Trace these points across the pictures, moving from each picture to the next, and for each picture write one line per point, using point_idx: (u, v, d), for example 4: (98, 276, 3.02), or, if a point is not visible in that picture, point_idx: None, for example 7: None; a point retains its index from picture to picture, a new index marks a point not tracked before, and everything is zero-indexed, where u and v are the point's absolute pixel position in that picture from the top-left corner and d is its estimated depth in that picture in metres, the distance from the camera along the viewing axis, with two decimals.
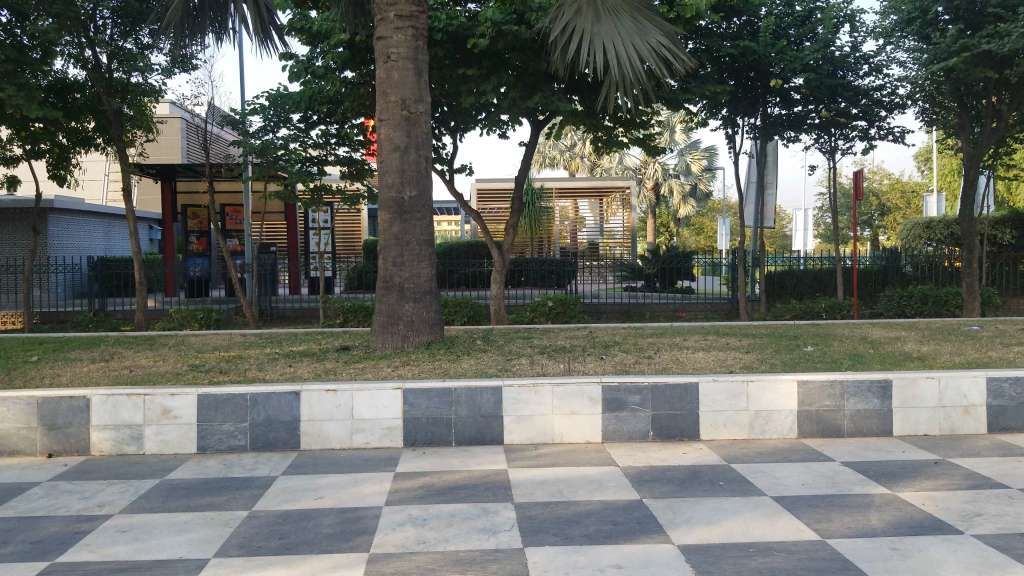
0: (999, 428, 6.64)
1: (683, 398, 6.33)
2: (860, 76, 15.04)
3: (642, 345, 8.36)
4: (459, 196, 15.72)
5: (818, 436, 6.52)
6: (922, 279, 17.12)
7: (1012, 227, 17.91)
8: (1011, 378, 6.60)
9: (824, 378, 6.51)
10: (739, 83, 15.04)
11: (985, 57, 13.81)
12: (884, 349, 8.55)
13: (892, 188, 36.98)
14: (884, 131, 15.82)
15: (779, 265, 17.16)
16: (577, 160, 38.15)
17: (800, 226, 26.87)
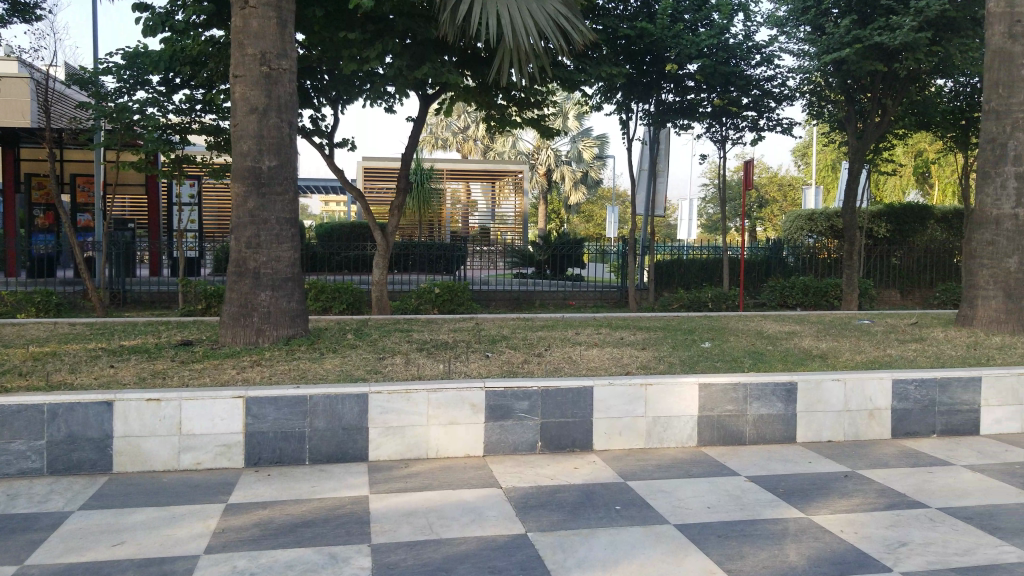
0: (904, 433, 6.24)
1: (576, 404, 5.60)
2: (753, 66, 14.74)
3: (531, 340, 7.58)
4: (340, 173, 14.60)
5: (719, 445, 5.92)
6: (802, 271, 17.21)
7: (886, 221, 18.25)
8: (916, 379, 6.21)
9: (727, 380, 5.92)
10: (634, 68, 14.49)
11: (876, 50, 13.70)
12: (782, 346, 8.08)
13: (771, 181, 37.88)
14: (773, 123, 15.69)
15: (666, 254, 16.87)
16: (469, 143, 37.12)
17: (686, 216, 27.00)
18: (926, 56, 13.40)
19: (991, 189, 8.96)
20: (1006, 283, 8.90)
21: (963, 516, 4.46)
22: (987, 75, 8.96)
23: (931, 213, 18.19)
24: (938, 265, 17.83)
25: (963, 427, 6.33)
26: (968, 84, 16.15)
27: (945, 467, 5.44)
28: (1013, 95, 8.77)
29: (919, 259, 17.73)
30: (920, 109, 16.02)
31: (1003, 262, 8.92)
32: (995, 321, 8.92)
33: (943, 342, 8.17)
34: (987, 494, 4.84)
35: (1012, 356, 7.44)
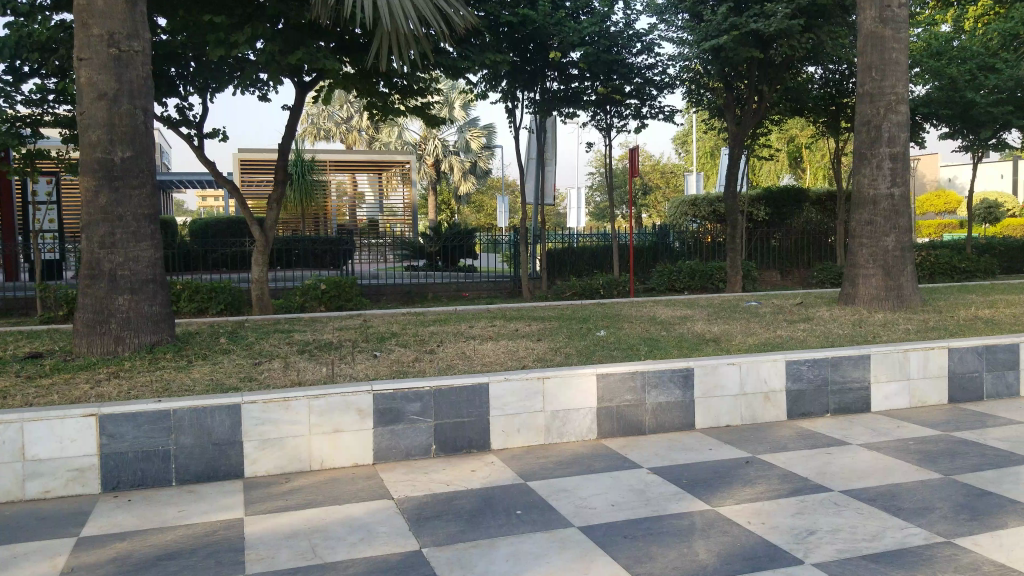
0: (799, 414, 6.25)
1: (470, 401, 5.29)
2: (634, 54, 14.76)
3: (422, 337, 7.20)
4: (211, 165, 13.72)
5: (618, 436, 5.73)
6: (688, 255, 17.49)
7: (765, 205, 18.66)
8: (809, 359, 6.22)
9: (624, 369, 5.73)
10: (517, 55, 14.24)
11: (752, 37, 13.91)
12: (676, 331, 7.99)
13: (654, 169, 38.69)
14: (655, 110, 15.79)
15: (557, 242, 16.74)
16: (354, 133, 36.09)
17: (575, 204, 27.16)
18: (799, 42, 13.75)
19: (868, 170, 9.19)
20: (884, 261, 9.17)
21: (865, 498, 4.43)
22: (860, 59, 9.19)
23: (806, 196, 18.84)
24: (814, 246, 18.53)
25: (855, 405, 6.40)
26: (838, 72, 16.74)
27: (841, 447, 5.44)
28: (885, 77, 9.01)
29: (796, 241, 18.36)
30: (794, 96, 16.50)
31: (880, 242, 9.19)
32: (875, 298, 9.17)
33: (830, 321, 8.30)
34: (884, 474, 4.85)
35: (895, 333, 7.60)
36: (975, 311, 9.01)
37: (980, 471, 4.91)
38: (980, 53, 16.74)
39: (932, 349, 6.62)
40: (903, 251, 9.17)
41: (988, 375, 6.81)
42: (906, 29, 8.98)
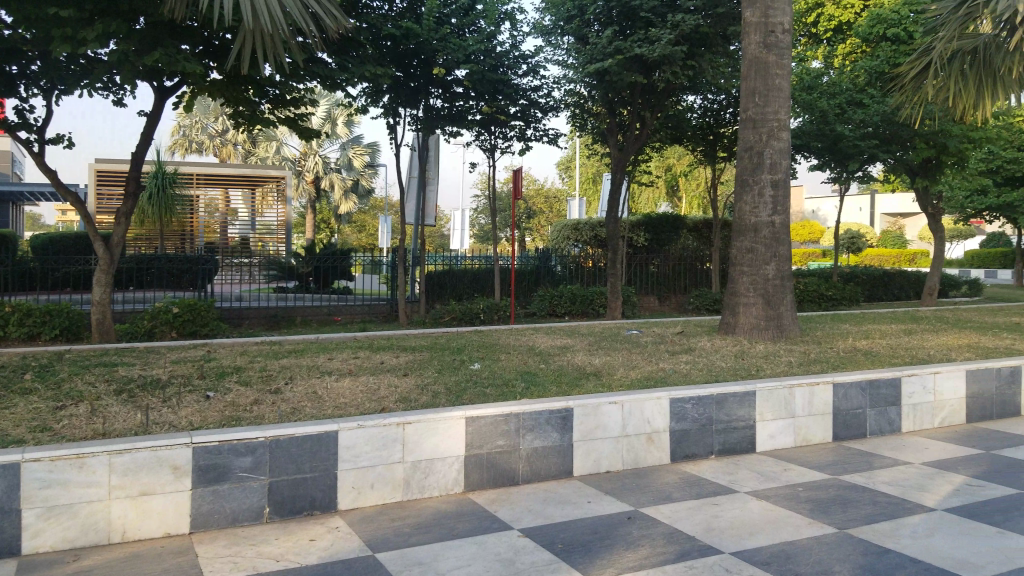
0: (682, 456, 5.75)
1: (315, 453, 4.52)
2: (519, 75, 14.34)
3: (270, 372, 6.31)
4: (52, 174, 12.29)
5: (487, 487, 5.04)
6: (569, 280, 17.18)
7: (644, 231, 18.50)
8: (693, 397, 5.76)
9: (496, 411, 5.06)
10: (399, 70, 13.39)
11: (636, 62, 13.68)
12: (556, 361, 7.30)
13: (537, 193, 38.54)
14: (540, 133, 15.42)
15: (437, 264, 15.99)
16: (228, 147, 34.11)
17: (458, 227, 26.56)
18: (681, 69, 13.65)
19: (750, 197, 8.97)
20: (765, 290, 8.94)
21: (759, 562, 3.94)
22: (742, 84, 9.00)
23: (682, 223, 18.85)
24: (690, 272, 18.58)
25: (740, 446, 5.98)
26: (716, 101, 16.86)
27: (729, 497, 4.97)
28: (767, 103, 8.86)
29: (674, 267, 18.39)
30: (674, 124, 16.53)
31: (761, 270, 8.97)
32: (756, 327, 8.95)
33: (712, 353, 7.80)
34: (777, 530, 4.39)
35: (778, 366, 7.23)
36: (852, 342, 8.91)
37: (875, 523, 4.53)
38: (848, 89, 17.25)
39: (817, 385, 6.31)
40: (783, 279, 8.97)
41: (871, 412, 6.58)
42: (788, 55, 8.90)
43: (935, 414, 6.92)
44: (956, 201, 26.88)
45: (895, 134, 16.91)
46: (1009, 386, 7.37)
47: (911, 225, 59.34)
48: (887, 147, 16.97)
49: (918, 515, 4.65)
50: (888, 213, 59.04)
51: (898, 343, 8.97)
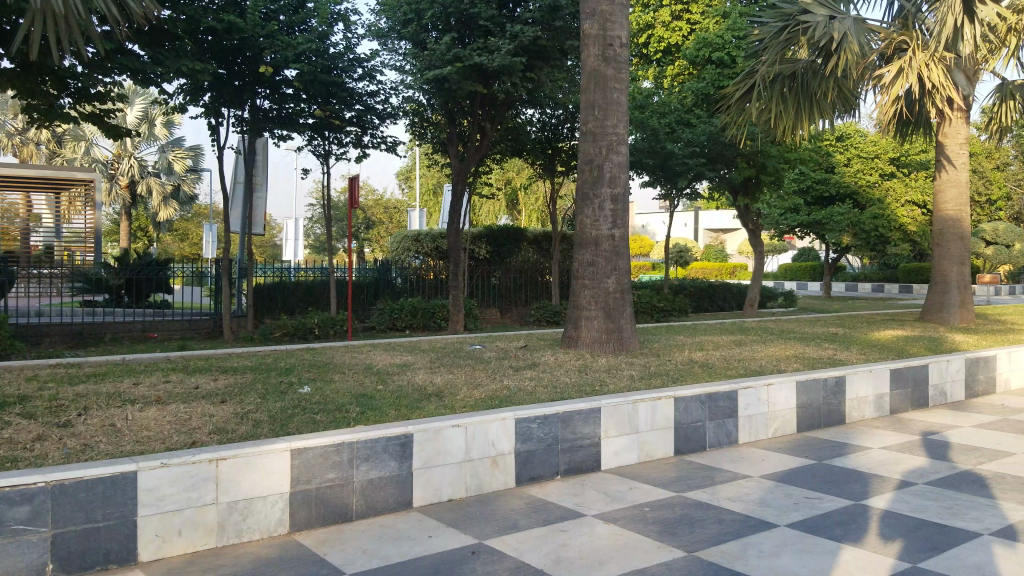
0: (528, 479, 5.41)
1: (109, 498, 3.86)
2: (354, 79, 13.78)
3: (59, 403, 5.44)
4: None
5: (316, 527, 4.53)
6: (409, 292, 16.70)
7: (486, 243, 18.55)
8: (540, 416, 5.44)
9: (326, 441, 4.56)
10: (222, 67, 12.47)
11: (474, 71, 13.48)
12: (394, 381, 6.82)
13: (376, 204, 37.68)
14: (377, 140, 14.91)
15: (268, 276, 15.03)
16: (31, 147, 30.93)
17: (291, 236, 25.37)
18: (520, 81, 13.62)
19: (591, 210, 8.91)
20: (606, 303, 8.90)
21: None
22: (582, 96, 8.96)
23: (523, 235, 18.91)
24: (530, 285, 18.54)
25: (586, 464, 5.71)
26: (554, 117, 16.86)
27: (578, 521, 4.72)
28: (606, 116, 8.87)
29: (515, 280, 18.37)
30: (512, 136, 16.48)
31: (602, 283, 8.92)
32: (597, 340, 8.89)
33: (556, 366, 7.53)
34: (627, 558, 4.16)
35: (622, 379, 7.07)
36: (688, 354, 9.03)
37: (723, 543, 4.41)
38: (678, 109, 17.93)
39: (660, 400, 6.20)
40: (622, 292, 8.97)
41: (709, 424, 6.58)
42: (626, 69, 8.95)
43: (768, 425, 7.05)
44: (773, 218, 28.69)
45: (720, 152, 17.59)
46: (833, 395, 7.66)
47: (731, 241, 63.28)
48: (713, 166, 17.65)
49: (763, 533, 4.59)
50: (710, 228, 62.62)
51: (730, 354, 9.18)
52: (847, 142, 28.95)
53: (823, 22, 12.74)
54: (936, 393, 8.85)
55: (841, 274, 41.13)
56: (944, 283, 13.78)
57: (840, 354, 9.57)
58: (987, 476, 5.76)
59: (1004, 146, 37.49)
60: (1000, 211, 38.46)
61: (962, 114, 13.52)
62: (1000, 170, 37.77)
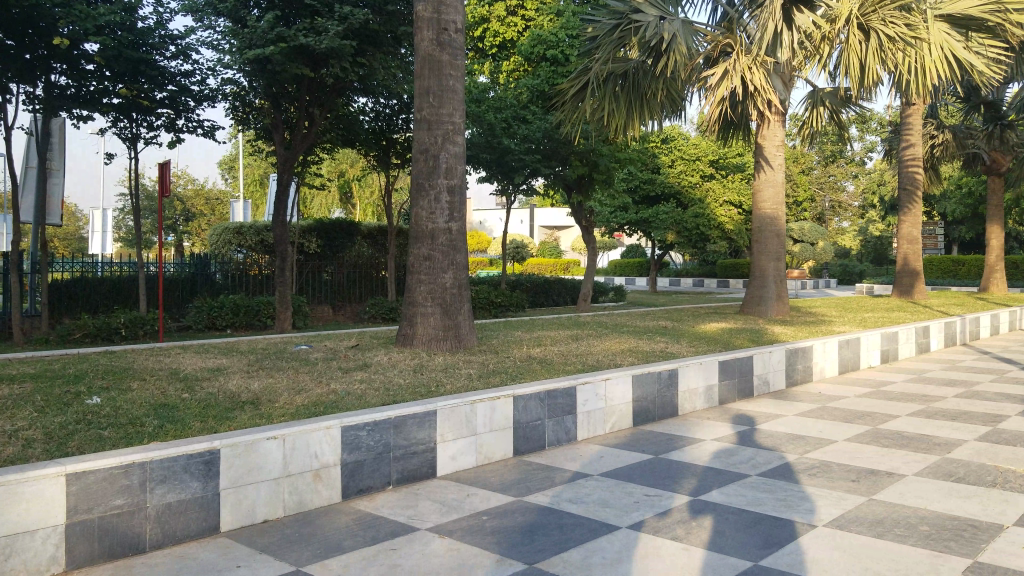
0: (355, 492, 4.92)
1: None
2: (166, 58, 12.61)
3: None
4: None
5: (99, 562, 3.86)
6: (231, 289, 15.64)
7: (316, 236, 17.63)
8: (368, 423, 4.97)
9: (113, 462, 3.91)
10: (8, 37, 10.97)
11: (300, 53, 12.75)
12: (204, 388, 6.10)
13: (197, 194, 35.29)
14: (193, 124, 13.77)
15: (67, 272, 13.63)
16: None
17: (99, 227, 23.16)
18: (350, 66, 13.06)
19: (425, 202, 8.50)
20: (443, 299, 8.51)
21: None
22: (417, 82, 8.54)
23: (357, 229, 18.21)
24: (365, 280, 17.96)
25: (419, 471, 5.26)
26: (388, 107, 16.26)
27: (410, 536, 4.29)
28: (441, 104, 8.50)
29: (349, 275, 17.66)
30: (344, 125, 15.81)
31: (438, 278, 8.52)
32: (434, 338, 8.49)
33: (388, 367, 7.05)
34: None
35: (458, 378, 6.67)
36: (526, 350, 8.82)
37: (564, 551, 4.10)
38: (513, 106, 17.84)
39: (498, 399, 5.83)
40: (461, 288, 8.61)
41: (549, 423, 6.28)
42: (462, 56, 8.62)
43: (606, 420, 6.89)
44: (604, 216, 29.43)
45: (554, 149, 17.68)
46: (667, 388, 7.68)
47: (564, 238, 64.92)
48: (548, 163, 17.70)
49: (604, 535, 4.31)
50: (544, 225, 63.75)
51: (567, 350, 9.05)
52: (671, 144, 30.19)
53: (654, 22, 12.97)
54: (761, 383, 9.15)
55: (666, 269, 43.10)
56: (763, 277, 14.48)
57: (672, 347, 9.71)
58: (814, 465, 5.87)
59: (808, 152, 40.62)
60: (804, 212, 41.68)
61: (778, 117, 14.27)
62: (805, 174, 40.90)
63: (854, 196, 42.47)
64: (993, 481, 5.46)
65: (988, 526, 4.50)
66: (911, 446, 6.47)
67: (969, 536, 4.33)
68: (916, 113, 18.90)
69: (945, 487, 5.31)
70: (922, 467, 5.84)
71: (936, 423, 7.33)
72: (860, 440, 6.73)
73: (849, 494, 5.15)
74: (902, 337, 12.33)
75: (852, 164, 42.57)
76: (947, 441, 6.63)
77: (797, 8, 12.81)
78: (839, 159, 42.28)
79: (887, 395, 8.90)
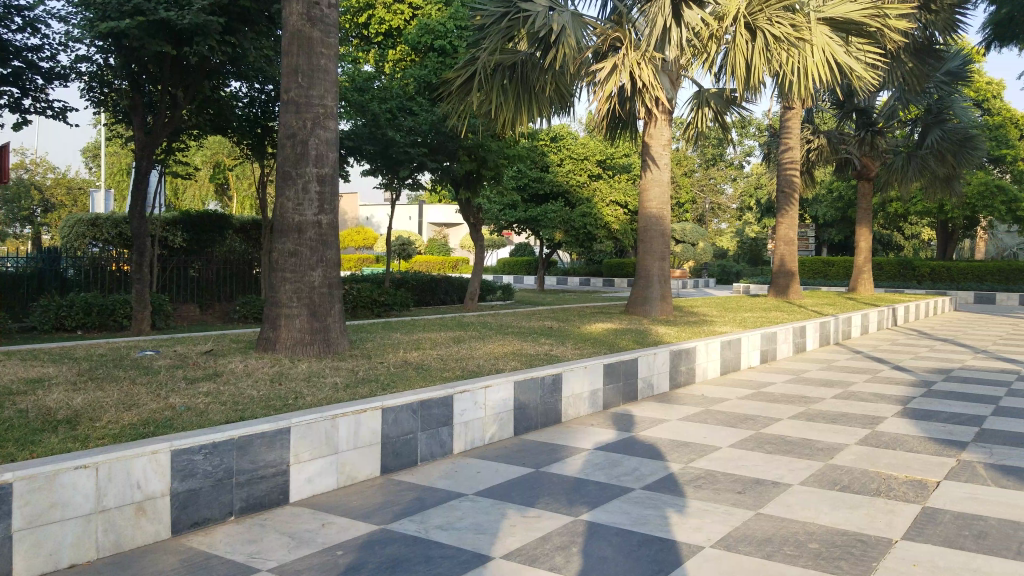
0: (188, 526, 4.27)
1: None
2: (11, 30, 11.32)
3: None
4: None
5: None
6: (84, 286, 14.29)
7: (182, 231, 16.46)
8: (205, 446, 4.33)
9: None
10: None
11: (163, 30, 11.73)
12: (16, 404, 5.23)
13: (58, 184, 32.85)
14: (42, 105, 12.45)
15: None
16: None
17: None
18: (218, 44, 12.13)
19: (291, 192, 7.80)
20: (310, 300, 7.84)
21: None
22: (284, 60, 7.86)
23: (228, 224, 17.31)
24: (237, 279, 16.83)
25: (267, 499, 4.64)
26: (264, 93, 15.32)
27: None
28: (312, 85, 7.83)
29: (219, 272, 16.49)
30: (213, 112, 14.72)
31: (305, 276, 7.83)
32: (298, 343, 7.81)
33: (242, 376, 6.34)
34: None
35: (321, 388, 6.05)
36: (402, 354, 8.24)
37: None
38: (400, 95, 17.14)
39: (364, 412, 5.28)
40: (330, 287, 7.96)
41: (421, 436, 5.75)
42: (335, 33, 8.00)
43: (485, 431, 6.43)
44: (492, 213, 29.08)
45: (441, 143, 17.13)
46: (550, 394, 7.30)
47: (452, 236, 64.38)
48: (434, 157, 17.13)
49: (476, 569, 3.83)
50: (434, 222, 63.02)
51: (447, 353, 8.54)
52: (559, 143, 30.12)
53: (543, 14, 12.68)
54: (645, 386, 8.92)
55: (554, 267, 43.27)
56: (646, 277, 14.39)
57: (555, 350, 9.35)
58: (699, 476, 5.59)
59: (690, 155, 41.66)
60: (685, 213, 42.70)
61: (665, 116, 14.26)
62: (687, 176, 41.96)
63: (732, 199, 43.96)
64: (878, 489, 5.31)
65: (877, 542, 4.29)
66: (797, 453, 6.31)
67: (860, 554, 4.10)
68: (794, 116, 19.43)
69: (831, 497, 5.11)
70: (808, 475, 5.65)
71: (818, 427, 7.24)
72: (744, 446, 6.53)
73: (736, 508, 4.86)
74: (781, 336, 12.48)
75: (729, 168, 44.12)
76: (830, 446, 6.51)
77: (687, 5, 12.80)
78: (719, 162, 43.69)
79: (768, 398, 8.83)
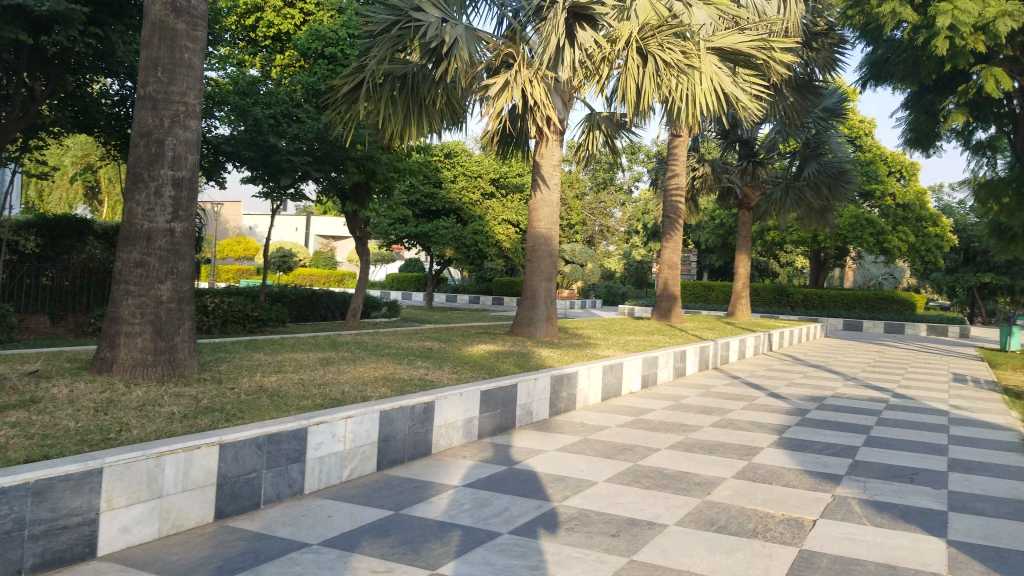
0: None
1: None
2: None
3: None
4: None
5: None
6: None
7: (36, 235, 14.85)
8: None
9: None
10: None
11: (20, 17, 10.55)
12: None
13: None
14: None
15: None
16: None
17: None
18: (83, 37, 11.06)
19: (141, 196, 7.02)
20: (156, 317, 7.04)
21: None
22: (143, 52, 7.10)
23: (90, 229, 15.75)
24: (98, 288, 15.47)
25: (69, 553, 3.94)
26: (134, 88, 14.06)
27: None
28: (172, 80, 7.11)
29: (75, 280, 15.07)
30: (77, 109, 13.54)
31: (152, 290, 7.04)
32: (139, 364, 6.98)
33: (64, 404, 5.53)
34: None
35: (155, 418, 5.34)
36: (259, 379, 7.54)
37: None
38: (285, 101, 16.25)
39: (198, 449, 4.64)
40: (179, 304, 7.21)
41: (266, 474, 5.14)
42: (201, 26, 7.33)
43: (343, 466, 5.85)
44: (382, 228, 28.34)
45: (328, 153, 16.39)
46: (420, 424, 6.79)
47: (341, 249, 62.99)
48: (320, 167, 16.36)
49: None
50: (322, 234, 61.37)
51: (311, 378, 7.89)
52: (452, 160, 29.75)
53: (435, 24, 12.18)
54: (523, 413, 8.54)
55: (444, 284, 42.73)
56: (533, 298, 14.07)
57: (431, 374, 8.85)
58: (571, 517, 5.21)
59: (581, 177, 42.15)
60: (576, 234, 43.12)
61: (556, 136, 14.09)
62: (577, 198, 42.43)
63: (620, 222, 44.80)
64: (754, 529, 5.08)
65: None
66: (673, 488, 6.04)
67: None
68: (681, 143, 19.73)
69: (707, 539, 4.84)
70: (683, 514, 5.37)
71: (695, 458, 7.03)
72: (620, 481, 6.22)
73: (608, 555, 4.50)
74: (662, 361, 12.41)
75: (619, 192, 44.94)
76: (706, 480, 6.28)
77: (580, 24, 12.71)
78: (609, 186, 44.43)
79: (647, 426, 8.62)
